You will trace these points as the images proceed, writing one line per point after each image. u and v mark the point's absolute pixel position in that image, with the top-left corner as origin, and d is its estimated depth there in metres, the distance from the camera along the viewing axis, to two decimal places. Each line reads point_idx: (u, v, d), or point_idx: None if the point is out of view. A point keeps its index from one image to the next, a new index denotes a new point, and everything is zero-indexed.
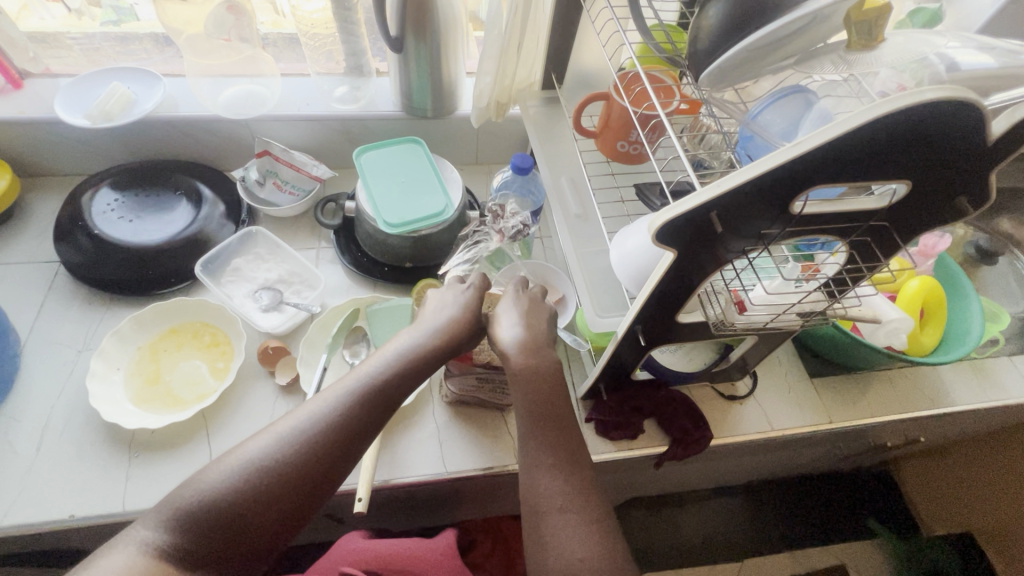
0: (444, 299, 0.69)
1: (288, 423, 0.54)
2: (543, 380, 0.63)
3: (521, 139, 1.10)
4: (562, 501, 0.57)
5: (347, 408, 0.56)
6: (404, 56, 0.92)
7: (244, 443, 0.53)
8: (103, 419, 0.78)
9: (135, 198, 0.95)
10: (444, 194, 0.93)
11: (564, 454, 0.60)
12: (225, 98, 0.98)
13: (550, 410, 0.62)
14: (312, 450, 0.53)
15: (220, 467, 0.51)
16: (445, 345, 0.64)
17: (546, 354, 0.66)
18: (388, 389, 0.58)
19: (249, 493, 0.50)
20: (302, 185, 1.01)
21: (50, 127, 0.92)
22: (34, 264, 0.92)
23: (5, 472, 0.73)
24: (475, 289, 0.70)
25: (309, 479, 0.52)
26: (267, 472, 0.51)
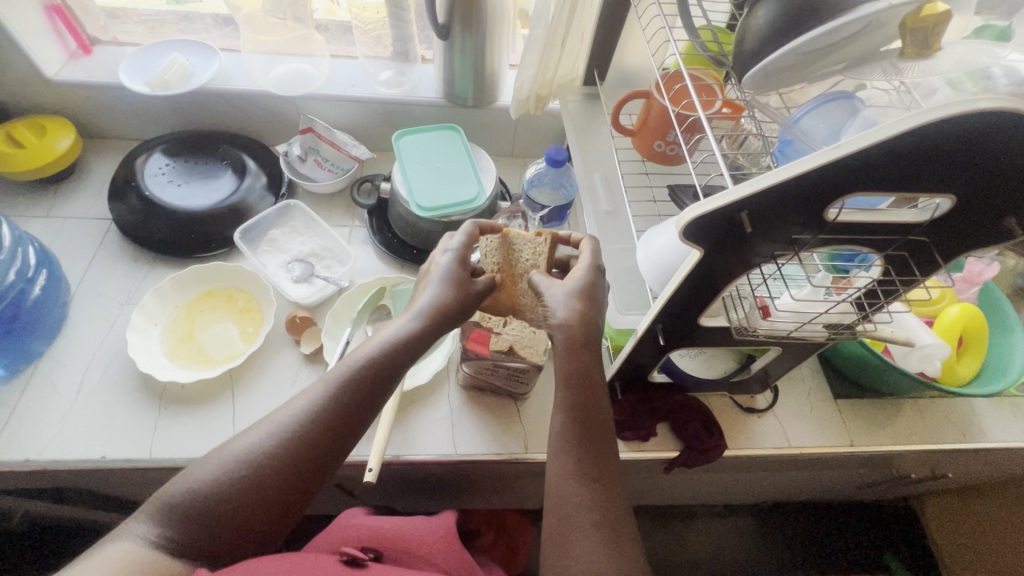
0: (437, 268, 0.66)
1: (275, 418, 0.56)
2: (579, 378, 0.61)
3: (559, 134, 1.10)
4: (596, 516, 0.56)
5: (337, 402, 0.57)
6: (450, 43, 0.94)
7: (238, 439, 0.55)
8: (138, 370, 0.82)
9: (185, 165, 1.00)
10: (476, 182, 0.95)
11: (593, 465, 0.59)
12: (276, 75, 1.02)
13: (580, 418, 0.61)
14: (298, 445, 0.54)
15: (214, 460, 0.53)
16: (432, 328, 0.63)
17: (589, 349, 0.62)
18: (380, 373, 0.58)
19: (236, 489, 0.52)
20: (341, 164, 1.04)
21: (114, 92, 0.98)
22: (88, 221, 0.98)
23: (47, 410, 0.78)
24: (457, 255, 0.67)
25: (300, 476, 0.54)
26: (257, 469, 0.53)
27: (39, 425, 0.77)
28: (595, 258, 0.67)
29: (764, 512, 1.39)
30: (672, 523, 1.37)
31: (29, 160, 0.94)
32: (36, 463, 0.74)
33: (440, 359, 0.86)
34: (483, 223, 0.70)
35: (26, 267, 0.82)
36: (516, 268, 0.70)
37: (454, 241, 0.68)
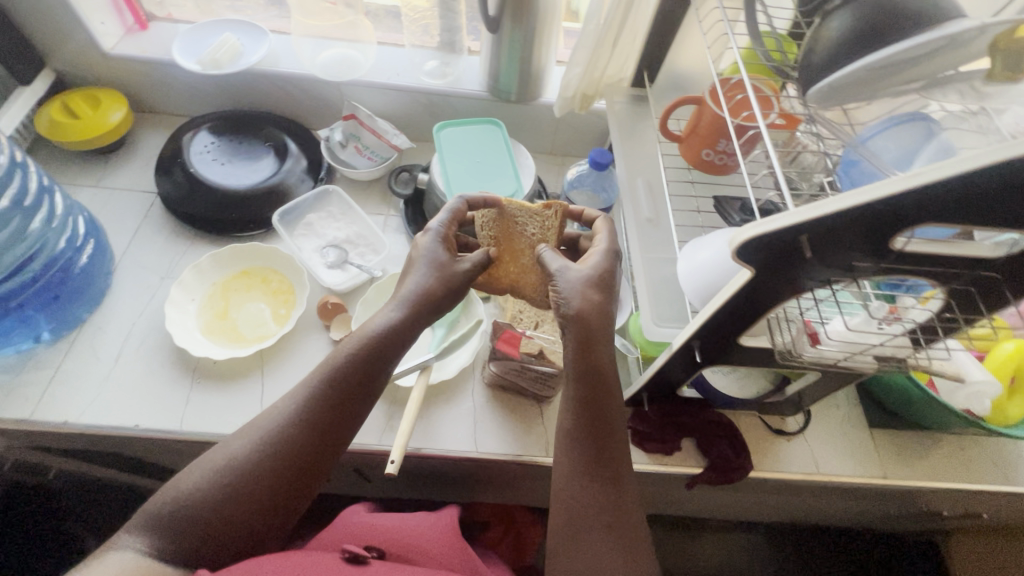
0: (424, 251, 0.69)
1: (258, 424, 0.58)
2: (588, 372, 0.63)
3: (601, 134, 1.08)
4: (609, 517, 0.59)
5: (323, 409, 0.59)
6: (498, 36, 0.93)
7: (227, 449, 0.57)
8: (174, 344, 0.84)
9: (229, 144, 1.01)
10: (514, 179, 0.94)
11: (601, 462, 0.61)
12: (322, 60, 1.02)
13: (586, 423, 0.62)
14: (280, 448, 0.56)
15: (201, 468, 0.56)
16: (417, 311, 0.65)
17: (602, 340, 0.64)
18: (359, 367, 0.61)
19: (223, 493, 0.54)
20: (380, 153, 1.03)
21: (166, 68, 1.00)
22: (134, 193, 1.00)
23: (86, 375, 0.81)
24: (444, 233, 0.70)
25: (292, 480, 0.57)
26: (246, 477, 0.55)
27: (78, 389, 0.80)
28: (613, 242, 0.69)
29: (780, 532, 1.36)
30: (683, 534, 1.35)
31: (82, 131, 0.97)
32: (74, 427, 0.77)
33: (468, 355, 0.85)
34: (474, 199, 0.74)
35: (75, 236, 0.86)
36: (525, 241, 0.75)
37: (436, 222, 0.71)
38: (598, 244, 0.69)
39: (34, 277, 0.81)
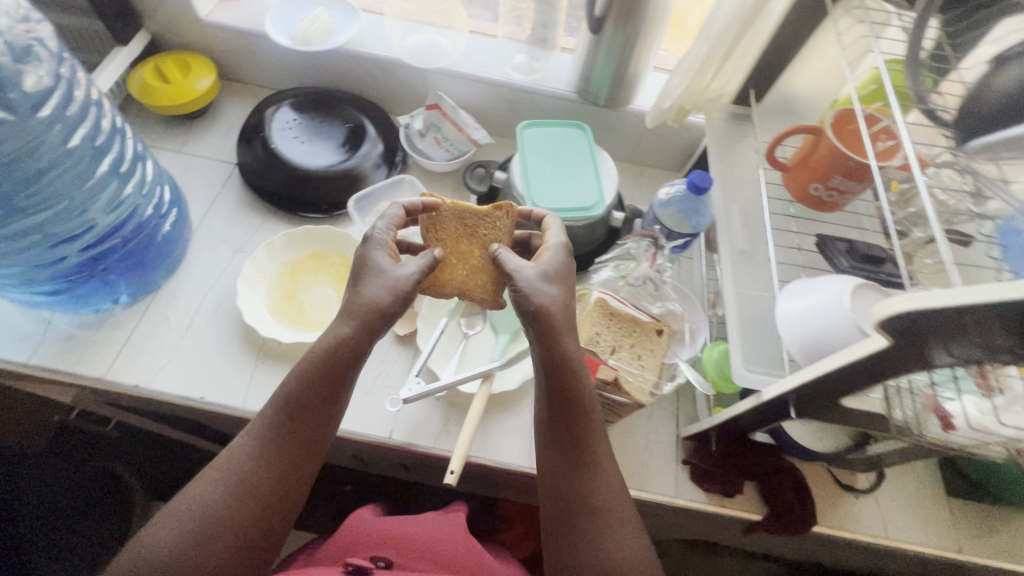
0: (376, 256, 0.66)
1: (219, 465, 0.58)
2: (559, 386, 0.62)
3: (687, 148, 1.03)
4: (600, 503, 0.60)
5: (285, 442, 0.60)
6: (598, 37, 0.88)
7: (191, 497, 0.56)
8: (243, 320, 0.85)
9: (310, 122, 1.00)
10: (596, 190, 0.90)
11: (581, 476, 0.61)
12: (411, 44, 1.00)
13: (564, 453, 0.62)
14: (246, 482, 0.57)
15: (165, 521, 0.55)
16: (377, 318, 0.63)
17: (569, 332, 0.63)
18: (313, 388, 0.61)
19: (194, 537, 0.54)
20: (459, 146, 1.00)
21: (257, 39, 0.99)
22: (215, 161, 1.01)
23: (158, 341, 0.82)
24: (387, 234, 0.67)
25: (264, 512, 0.57)
26: (212, 522, 0.55)
27: (150, 354, 0.81)
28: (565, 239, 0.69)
29: None
30: None
31: (171, 96, 0.98)
32: (144, 391, 0.79)
33: (532, 368, 0.83)
34: (416, 203, 0.72)
35: (161, 204, 0.87)
36: (474, 243, 0.71)
37: (378, 226, 0.68)
38: (550, 240, 0.69)
39: (119, 243, 0.82)
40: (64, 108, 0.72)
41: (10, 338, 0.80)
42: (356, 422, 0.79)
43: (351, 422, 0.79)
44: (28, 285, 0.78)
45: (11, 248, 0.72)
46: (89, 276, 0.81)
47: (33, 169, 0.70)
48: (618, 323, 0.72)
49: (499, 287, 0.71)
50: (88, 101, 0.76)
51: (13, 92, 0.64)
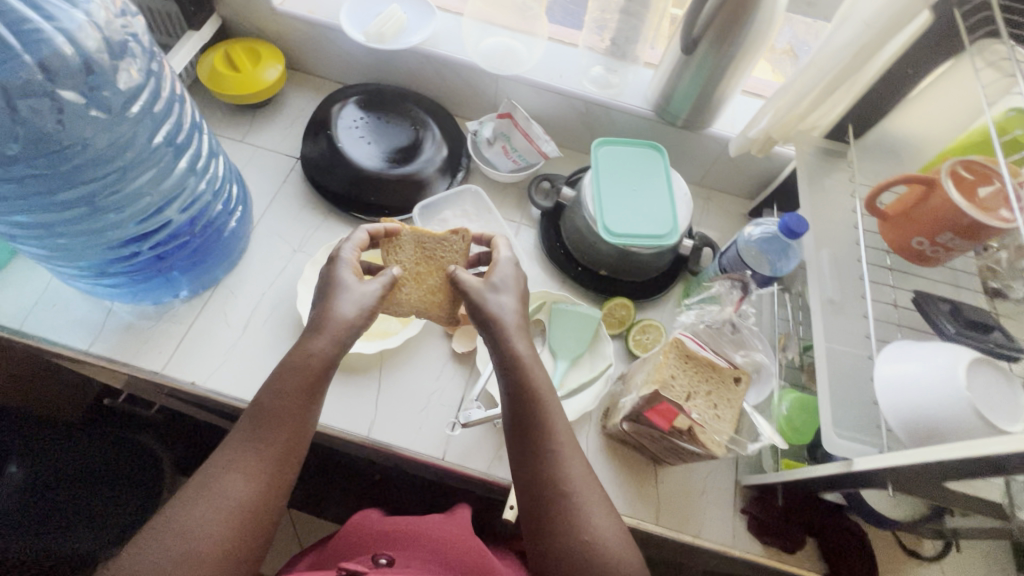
0: (340, 277, 0.66)
1: (198, 481, 0.58)
2: (517, 386, 0.64)
3: (764, 176, 0.98)
4: (588, 533, 0.59)
5: (264, 457, 0.59)
6: (688, 57, 0.83)
7: (169, 525, 0.55)
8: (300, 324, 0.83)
9: (376, 121, 0.98)
10: (670, 218, 0.86)
11: (548, 485, 0.61)
12: (486, 48, 0.96)
13: (540, 482, 0.61)
14: (226, 493, 0.56)
15: (148, 542, 0.54)
16: (347, 329, 0.64)
17: (520, 336, 0.65)
18: (288, 393, 0.61)
19: (180, 552, 0.53)
20: (527, 158, 0.97)
21: (330, 32, 0.96)
22: (276, 155, 0.99)
23: (216, 339, 0.81)
24: (353, 256, 0.68)
25: (250, 528, 0.56)
26: (196, 545, 0.54)
27: (207, 351, 0.80)
28: (515, 252, 0.72)
29: None
30: None
31: (238, 86, 0.96)
32: (200, 389, 0.78)
33: (592, 399, 0.80)
34: (376, 228, 0.72)
35: (230, 199, 0.86)
36: (433, 265, 0.73)
37: (344, 247, 0.68)
38: (500, 256, 0.71)
39: (187, 240, 0.81)
40: (152, 107, 0.72)
41: (71, 327, 0.79)
42: (409, 440, 0.77)
43: (404, 440, 0.77)
44: (95, 278, 0.77)
45: (85, 241, 0.71)
46: (155, 271, 0.80)
47: (118, 166, 0.70)
48: (695, 367, 0.68)
49: (454, 304, 0.72)
50: (173, 99, 0.75)
51: (105, 88, 0.66)
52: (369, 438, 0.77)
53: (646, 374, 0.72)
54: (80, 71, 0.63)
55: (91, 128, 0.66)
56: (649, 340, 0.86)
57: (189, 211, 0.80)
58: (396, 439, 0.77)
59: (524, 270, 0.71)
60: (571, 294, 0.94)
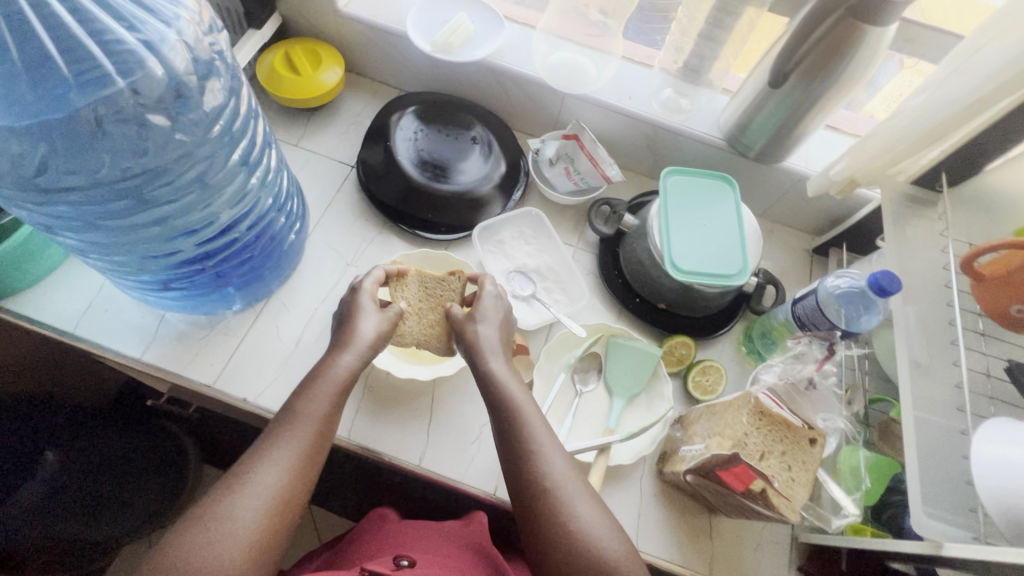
0: (358, 308, 0.71)
1: (232, 471, 0.60)
2: (500, 398, 0.68)
3: (836, 214, 0.94)
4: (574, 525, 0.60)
5: (298, 449, 0.62)
6: (773, 90, 0.79)
7: (211, 518, 0.56)
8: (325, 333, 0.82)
9: (435, 132, 0.94)
10: (740, 257, 0.82)
11: (531, 490, 0.62)
12: (554, 63, 0.92)
13: (518, 474, 0.63)
14: (256, 481, 0.59)
15: (184, 525, 0.56)
16: (369, 352, 0.70)
17: (495, 355, 0.70)
18: (319, 393, 0.65)
19: (210, 533, 0.55)
20: (590, 181, 0.93)
21: (394, 39, 0.93)
22: (331, 161, 0.96)
23: (268, 353, 0.80)
24: (370, 288, 0.73)
25: (287, 515, 0.59)
26: (240, 535, 0.56)
27: (258, 366, 0.79)
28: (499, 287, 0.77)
29: None
30: None
31: (297, 89, 0.93)
32: (251, 405, 0.77)
33: (649, 443, 0.77)
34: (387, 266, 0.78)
35: (292, 211, 0.83)
36: (434, 301, 0.77)
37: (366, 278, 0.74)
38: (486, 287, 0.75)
39: (249, 257, 0.78)
40: (230, 127, 0.67)
41: (126, 332, 0.78)
42: (460, 473, 0.76)
43: (455, 471, 0.76)
44: (156, 291, 0.75)
45: (152, 263, 0.68)
46: (216, 288, 0.77)
47: (193, 180, 0.65)
48: (769, 426, 0.65)
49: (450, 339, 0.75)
50: (248, 116, 0.70)
51: (187, 111, 0.62)
52: (420, 468, 0.76)
53: (712, 425, 0.69)
54: (167, 93, 0.60)
55: (170, 153, 0.63)
56: (708, 381, 0.83)
57: (255, 230, 0.76)
58: (446, 470, 0.76)
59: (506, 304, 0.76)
60: (627, 326, 0.90)
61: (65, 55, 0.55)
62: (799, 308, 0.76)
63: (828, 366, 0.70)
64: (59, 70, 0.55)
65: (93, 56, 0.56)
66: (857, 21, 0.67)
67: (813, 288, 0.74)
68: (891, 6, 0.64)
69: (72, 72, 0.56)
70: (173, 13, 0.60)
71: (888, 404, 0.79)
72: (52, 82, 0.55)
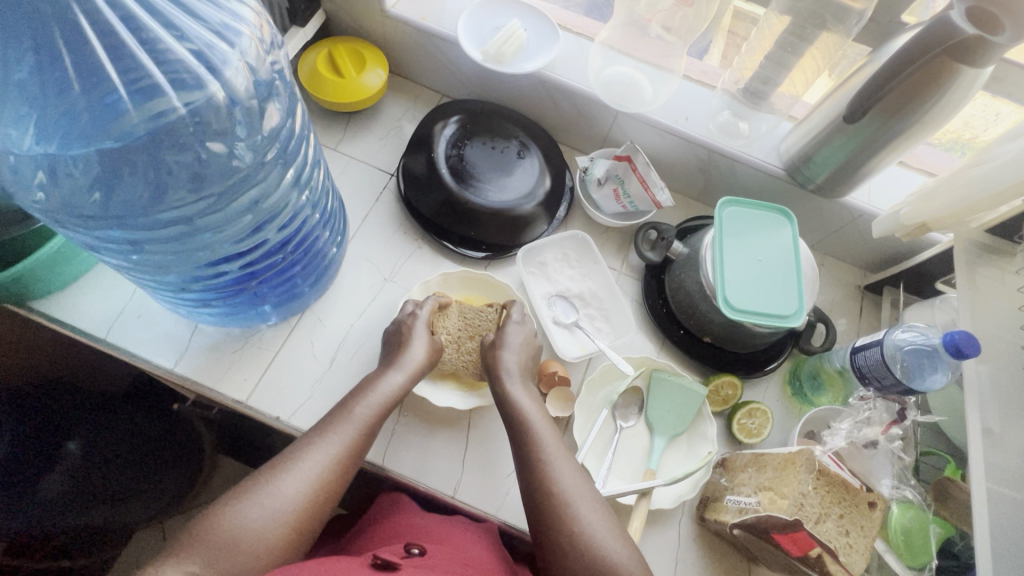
0: (411, 330, 0.74)
1: (282, 454, 0.63)
2: (531, 435, 0.67)
3: (896, 252, 0.89)
4: (577, 533, 0.60)
5: (345, 443, 0.64)
6: (846, 124, 0.74)
7: (258, 488, 0.59)
8: (368, 357, 0.79)
9: (480, 145, 0.90)
10: (798, 298, 0.76)
11: (547, 514, 0.62)
12: (609, 79, 0.88)
13: (533, 495, 0.63)
14: (303, 467, 0.61)
15: (231, 499, 0.58)
16: (413, 372, 0.72)
17: (512, 382, 0.71)
18: (370, 393, 0.68)
19: (256, 509, 0.57)
20: (638, 205, 0.90)
21: (442, 44, 0.89)
22: (370, 169, 0.92)
23: (301, 370, 0.77)
24: (426, 315, 0.77)
25: (323, 504, 0.61)
26: (281, 511, 0.58)
27: (292, 383, 0.77)
28: (525, 316, 0.78)
29: None
30: None
31: (339, 93, 0.90)
32: (283, 424, 0.75)
33: (690, 489, 0.74)
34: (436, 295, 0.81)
35: (337, 222, 0.81)
36: (473, 331, 0.80)
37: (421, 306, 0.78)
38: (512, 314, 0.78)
39: (291, 274, 0.76)
40: (285, 147, 0.64)
41: (159, 342, 0.76)
42: (495, 506, 0.74)
43: (490, 504, 0.75)
44: (194, 306, 0.73)
45: (194, 282, 0.66)
46: (255, 305, 0.76)
47: (246, 200, 0.62)
48: (827, 487, 0.62)
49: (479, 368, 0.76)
50: (302, 135, 0.67)
51: (245, 134, 0.60)
52: (455, 499, 0.74)
53: (763, 479, 0.67)
54: (224, 116, 0.58)
55: (227, 178, 0.60)
56: (754, 424, 0.80)
57: (300, 249, 0.74)
58: (482, 502, 0.75)
59: (531, 334, 0.77)
60: (670, 360, 0.87)
61: (116, 65, 0.53)
62: (859, 358, 0.75)
63: (895, 429, 0.68)
64: (110, 80, 0.53)
65: (144, 68, 0.54)
66: (949, 62, 0.62)
67: (881, 337, 0.72)
68: (990, 48, 0.60)
69: (124, 84, 0.54)
70: (235, 31, 0.58)
71: (943, 459, 0.75)
72: (102, 93, 0.53)
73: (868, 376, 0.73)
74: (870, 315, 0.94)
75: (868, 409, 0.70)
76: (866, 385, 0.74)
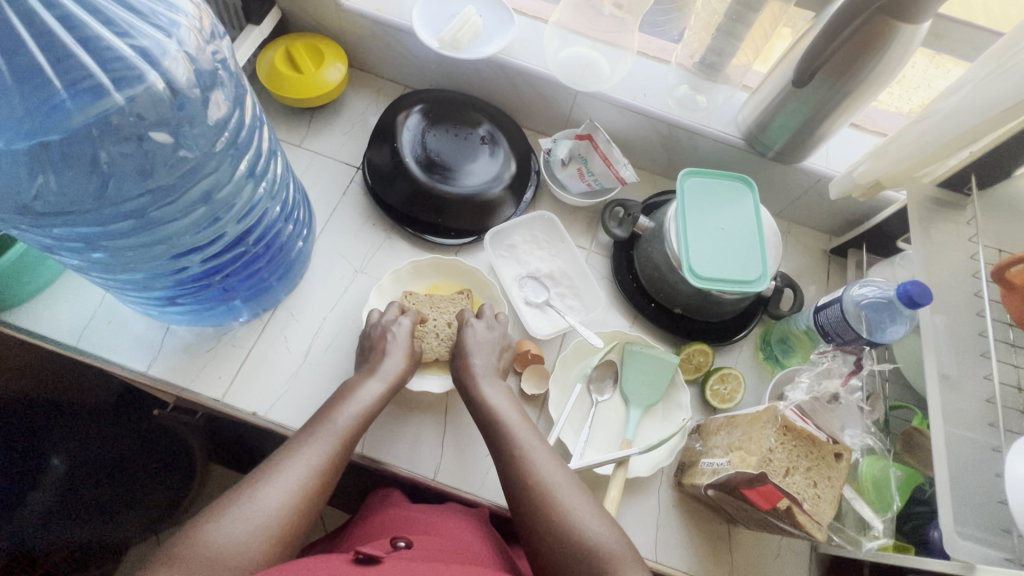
0: (391, 338, 0.75)
1: (261, 468, 0.62)
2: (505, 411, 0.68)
3: (857, 214, 0.91)
4: (554, 502, 0.61)
5: (326, 452, 0.65)
6: (796, 89, 0.76)
7: (240, 501, 0.59)
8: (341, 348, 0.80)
9: (445, 134, 0.90)
10: (762, 262, 0.78)
11: (525, 489, 0.63)
12: (566, 59, 0.88)
13: (510, 469, 0.65)
14: (284, 477, 0.61)
15: (208, 516, 0.57)
16: (383, 358, 0.73)
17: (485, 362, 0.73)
18: (347, 396, 0.69)
19: (237, 522, 0.57)
20: (603, 182, 0.90)
21: (399, 34, 0.90)
22: (336, 163, 0.93)
23: (276, 366, 0.78)
24: (409, 323, 0.77)
25: (306, 512, 0.61)
26: (263, 522, 0.58)
27: (267, 377, 0.77)
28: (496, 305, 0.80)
29: None
30: None
31: (300, 88, 0.90)
32: (261, 418, 0.75)
33: (666, 456, 0.75)
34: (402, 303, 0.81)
35: (300, 218, 0.81)
36: (448, 316, 0.81)
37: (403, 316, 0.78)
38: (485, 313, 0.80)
39: (256, 268, 0.76)
40: (236, 138, 0.65)
41: (129, 346, 0.76)
42: (476, 486, 0.76)
43: (472, 484, 0.76)
44: (161, 306, 0.73)
45: (156, 279, 0.66)
46: (223, 303, 0.76)
47: (196, 196, 0.63)
48: (794, 441, 0.63)
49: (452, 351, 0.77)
50: (253, 125, 0.68)
51: (190, 128, 0.60)
52: (436, 482, 0.75)
53: (734, 439, 0.68)
54: (165, 107, 0.59)
55: (174, 171, 0.61)
56: (726, 390, 0.82)
57: (262, 242, 0.74)
58: (463, 483, 0.76)
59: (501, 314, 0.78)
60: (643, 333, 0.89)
61: (55, 67, 0.54)
62: (822, 316, 0.77)
63: (854, 380, 0.69)
64: (50, 83, 0.54)
65: (84, 67, 0.55)
66: (884, 18, 0.64)
67: (846, 291, 0.74)
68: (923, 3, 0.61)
69: (65, 85, 0.55)
70: (172, 22, 0.59)
71: (911, 411, 0.77)
72: (44, 96, 0.54)
73: (831, 327, 0.75)
74: (837, 277, 0.96)
75: (827, 362, 0.72)
76: (828, 341, 0.76)
